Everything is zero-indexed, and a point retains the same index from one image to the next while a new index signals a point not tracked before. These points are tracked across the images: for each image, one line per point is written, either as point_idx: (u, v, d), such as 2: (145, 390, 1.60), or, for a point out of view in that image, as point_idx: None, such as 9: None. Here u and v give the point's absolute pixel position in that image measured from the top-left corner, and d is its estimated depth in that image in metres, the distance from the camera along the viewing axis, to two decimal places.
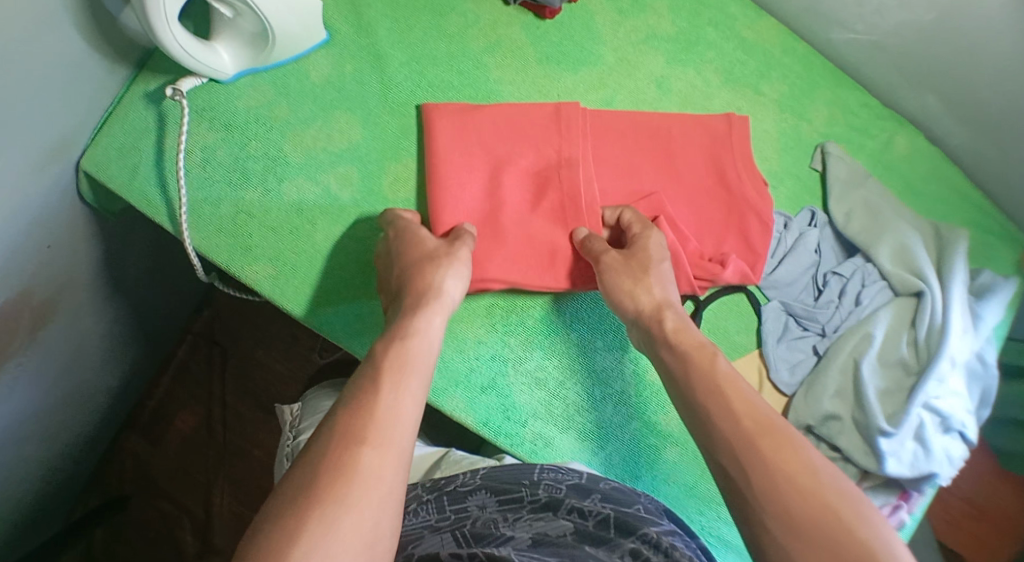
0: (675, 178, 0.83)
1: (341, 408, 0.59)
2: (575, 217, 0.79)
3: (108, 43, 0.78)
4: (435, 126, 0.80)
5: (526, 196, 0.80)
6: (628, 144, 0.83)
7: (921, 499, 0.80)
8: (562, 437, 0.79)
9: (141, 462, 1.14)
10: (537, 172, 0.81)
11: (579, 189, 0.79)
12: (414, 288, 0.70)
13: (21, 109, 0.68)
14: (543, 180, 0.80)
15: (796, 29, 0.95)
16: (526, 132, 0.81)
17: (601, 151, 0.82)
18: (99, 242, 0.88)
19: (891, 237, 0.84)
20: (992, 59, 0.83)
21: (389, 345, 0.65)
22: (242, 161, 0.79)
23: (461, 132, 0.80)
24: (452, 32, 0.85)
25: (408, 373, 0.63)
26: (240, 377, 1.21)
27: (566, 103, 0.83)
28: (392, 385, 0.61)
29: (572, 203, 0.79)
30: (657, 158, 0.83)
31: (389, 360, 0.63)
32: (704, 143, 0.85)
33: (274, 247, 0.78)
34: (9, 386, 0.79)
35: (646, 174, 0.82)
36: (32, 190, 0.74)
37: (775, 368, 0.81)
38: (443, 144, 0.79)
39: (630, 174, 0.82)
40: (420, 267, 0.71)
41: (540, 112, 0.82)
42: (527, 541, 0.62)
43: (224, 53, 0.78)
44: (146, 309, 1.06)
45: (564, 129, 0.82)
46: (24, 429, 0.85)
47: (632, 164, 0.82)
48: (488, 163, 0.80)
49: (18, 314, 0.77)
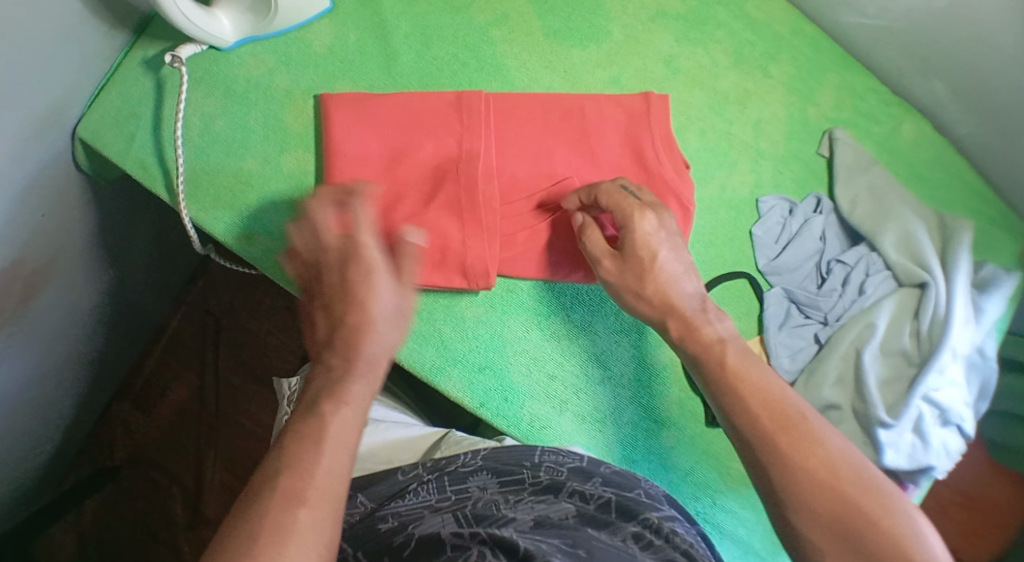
0: (591, 167, 0.79)
1: (272, 464, 0.55)
2: (471, 212, 0.75)
3: (106, 5, 0.76)
4: (330, 115, 0.77)
5: (421, 188, 0.76)
6: (540, 130, 0.79)
7: (916, 490, 0.80)
8: (559, 418, 0.78)
9: (132, 432, 1.13)
10: (435, 162, 0.77)
11: (474, 181, 0.76)
12: (358, 325, 0.64)
13: (15, 70, 0.67)
14: (440, 173, 0.76)
15: (807, 12, 0.93)
16: (424, 121, 0.77)
17: (512, 137, 0.78)
18: (94, 210, 0.87)
19: (898, 227, 0.83)
20: (1003, 48, 0.82)
21: (330, 393, 0.60)
22: (241, 130, 0.78)
23: (355, 122, 0.77)
24: (458, 4, 0.83)
25: (340, 425, 0.58)
26: (233, 347, 1.20)
27: (568, 96, 0.81)
28: (321, 441, 0.56)
29: (468, 196, 0.75)
30: (571, 145, 0.79)
31: (332, 418, 0.58)
32: (622, 128, 0.80)
33: (273, 219, 0.77)
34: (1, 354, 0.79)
35: (558, 162, 0.78)
36: (27, 156, 0.73)
37: (775, 354, 0.80)
38: (337, 133, 0.76)
39: (540, 162, 0.78)
40: (354, 302, 0.65)
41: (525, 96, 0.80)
42: (529, 522, 0.61)
43: (225, 21, 0.76)
44: (140, 280, 1.05)
45: (463, 117, 0.78)
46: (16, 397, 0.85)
47: (544, 146, 0.78)
48: (384, 154, 0.76)
49: (11, 280, 0.76)
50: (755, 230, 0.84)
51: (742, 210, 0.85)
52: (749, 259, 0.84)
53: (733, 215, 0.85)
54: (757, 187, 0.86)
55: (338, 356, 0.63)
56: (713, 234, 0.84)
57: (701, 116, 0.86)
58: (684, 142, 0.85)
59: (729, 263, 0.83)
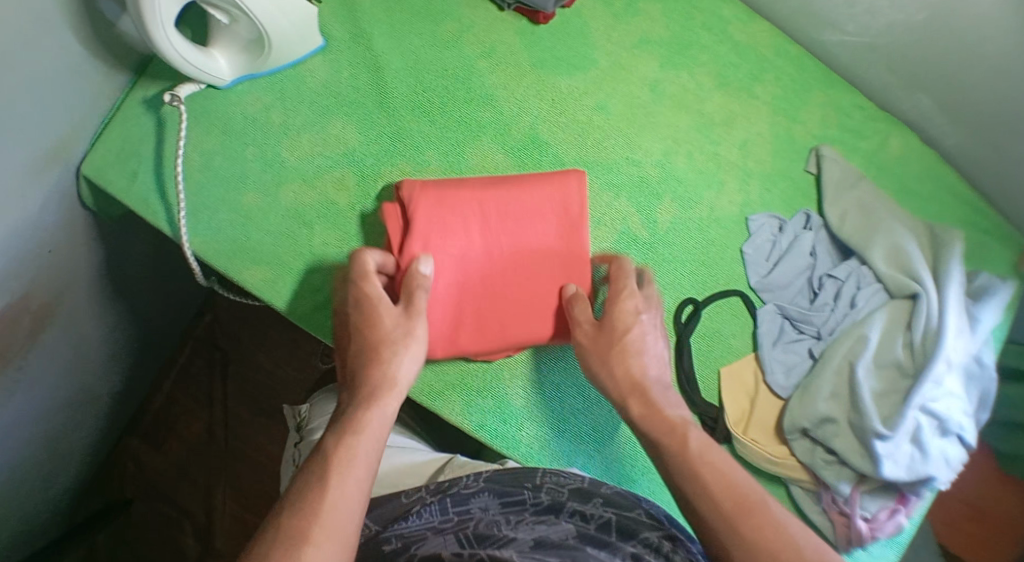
0: (511, 292, 0.77)
1: None
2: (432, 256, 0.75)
3: (107, 49, 0.79)
4: (560, 179, 0.79)
5: (442, 222, 0.75)
6: (479, 227, 0.77)
7: (918, 502, 0.80)
8: (558, 439, 0.79)
9: (143, 468, 1.15)
10: (469, 206, 0.77)
11: (466, 243, 0.76)
12: (369, 374, 0.66)
13: (19, 115, 0.69)
14: (453, 220, 0.76)
15: (790, 34, 0.95)
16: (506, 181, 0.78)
17: (508, 211, 0.77)
18: (99, 247, 0.89)
19: (887, 240, 0.84)
20: (985, 59, 0.83)
21: (338, 438, 0.62)
22: (239, 166, 0.80)
23: (525, 211, 0.78)
24: (446, 37, 0.85)
25: (354, 464, 0.60)
26: (241, 381, 1.21)
27: (581, 210, 0.79)
28: (336, 484, 0.58)
29: (446, 248, 0.75)
30: (515, 270, 0.77)
31: (341, 450, 0.61)
32: (561, 277, 0.78)
33: (273, 250, 0.79)
34: (9, 393, 0.81)
35: (498, 271, 0.77)
36: (32, 197, 0.75)
37: (769, 371, 0.81)
38: (515, 203, 0.78)
39: (483, 264, 0.77)
40: (371, 347, 0.68)
41: (575, 210, 0.79)
42: (529, 542, 0.61)
43: (222, 60, 0.79)
44: (148, 316, 1.07)
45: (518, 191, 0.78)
46: (24, 433, 0.87)
47: (524, 240, 0.78)
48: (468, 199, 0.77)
49: (17, 319, 0.78)
50: (746, 249, 0.85)
51: (732, 229, 0.86)
52: (742, 277, 0.85)
53: (724, 234, 0.86)
54: (747, 206, 0.87)
55: (353, 400, 0.65)
56: (704, 253, 0.85)
57: (688, 138, 0.88)
58: (673, 164, 0.87)
59: (721, 281, 0.85)
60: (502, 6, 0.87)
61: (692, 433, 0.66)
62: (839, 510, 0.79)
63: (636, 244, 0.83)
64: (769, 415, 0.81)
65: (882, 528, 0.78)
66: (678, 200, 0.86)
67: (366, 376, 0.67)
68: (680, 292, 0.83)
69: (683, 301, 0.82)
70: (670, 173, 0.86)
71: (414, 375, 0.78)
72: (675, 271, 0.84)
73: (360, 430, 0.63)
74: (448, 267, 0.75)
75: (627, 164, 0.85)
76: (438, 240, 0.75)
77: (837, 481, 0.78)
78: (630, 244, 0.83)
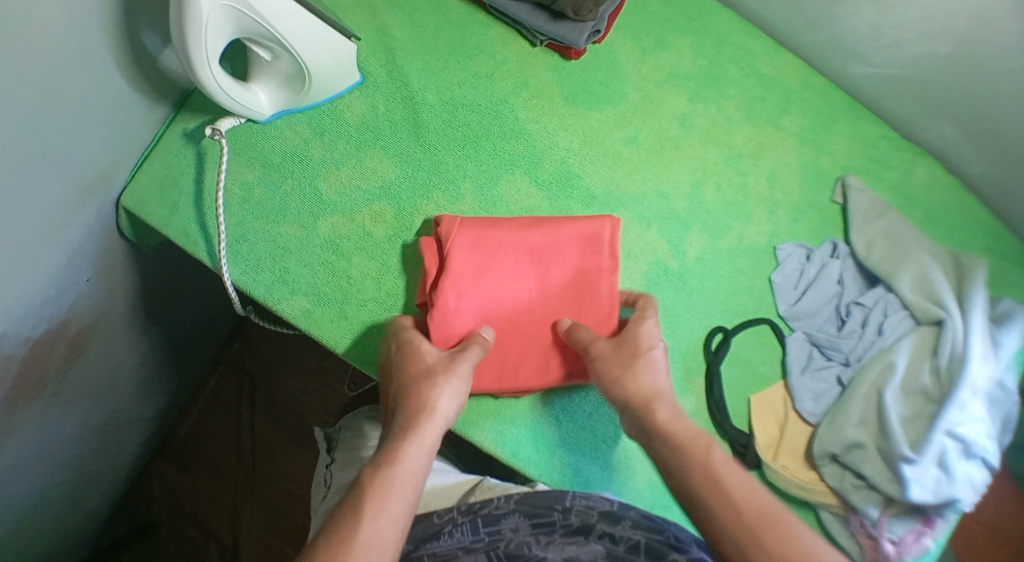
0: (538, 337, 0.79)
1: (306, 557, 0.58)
2: (466, 293, 0.77)
3: (150, 84, 0.81)
4: (595, 224, 0.80)
5: (475, 263, 0.77)
6: (511, 270, 0.78)
7: (944, 524, 0.80)
8: (590, 467, 0.81)
9: (169, 491, 1.17)
10: (506, 249, 0.78)
11: (499, 285, 0.78)
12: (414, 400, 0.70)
13: (62, 148, 0.72)
14: (485, 262, 0.78)
15: (815, 65, 0.97)
16: (539, 224, 0.80)
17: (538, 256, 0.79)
18: (137, 275, 0.92)
19: (913, 268, 0.85)
20: (1006, 88, 0.84)
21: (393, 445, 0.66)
22: (279, 198, 0.82)
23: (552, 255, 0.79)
24: (481, 73, 0.87)
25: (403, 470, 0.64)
26: (268, 406, 1.23)
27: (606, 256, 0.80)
28: (388, 484, 0.63)
29: (477, 285, 0.77)
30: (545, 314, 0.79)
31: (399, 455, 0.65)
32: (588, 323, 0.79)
33: (311, 281, 0.81)
34: (41, 419, 0.83)
35: (525, 317, 0.79)
36: (71, 225, 0.77)
37: (798, 398, 0.83)
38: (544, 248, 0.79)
39: (507, 303, 0.78)
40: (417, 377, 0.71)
41: (600, 258, 0.80)
42: None
43: (262, 95, 0.81)
44: (181, 344, 1.09)
45: (550, 232, 0.79)
46: (53, 456, 0.88)
47: (550, 287, 0.79)
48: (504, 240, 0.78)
49: (52, 345, 0.80)
50: (774, 277, 0.87)
51: (760, 258, 0.88)
52: (770, 305, 0.87)
53: (752, 263, 0.88)
54: (774, 235, 0.89)
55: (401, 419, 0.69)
56: (732, 282, 0.87)
57: (716, 169, 0.89)
58: (702, 195, 0.88)
59: (750, 309, 0.87)
60: (534, 42, 0.89)
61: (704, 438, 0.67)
62: (868, 534, 0.79)
63: (667, 274, 0.85)
64: (799, 439, 0.83)
65: (908, 550, 0.79)
66: (707, 230, 0.88)
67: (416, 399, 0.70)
68: (710, 320, 0.85)
69: (713, 330, 0.84)
70: (699, 203, 0.88)
71: None
72: (704, 300, 0.86)
73: (408, 462, 0.65)
74: (480, 308, 0.78)
75: (657, 195, 0.87)
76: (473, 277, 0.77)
77: (865, 505, 0.79)
78: (660, 274, 0.85)
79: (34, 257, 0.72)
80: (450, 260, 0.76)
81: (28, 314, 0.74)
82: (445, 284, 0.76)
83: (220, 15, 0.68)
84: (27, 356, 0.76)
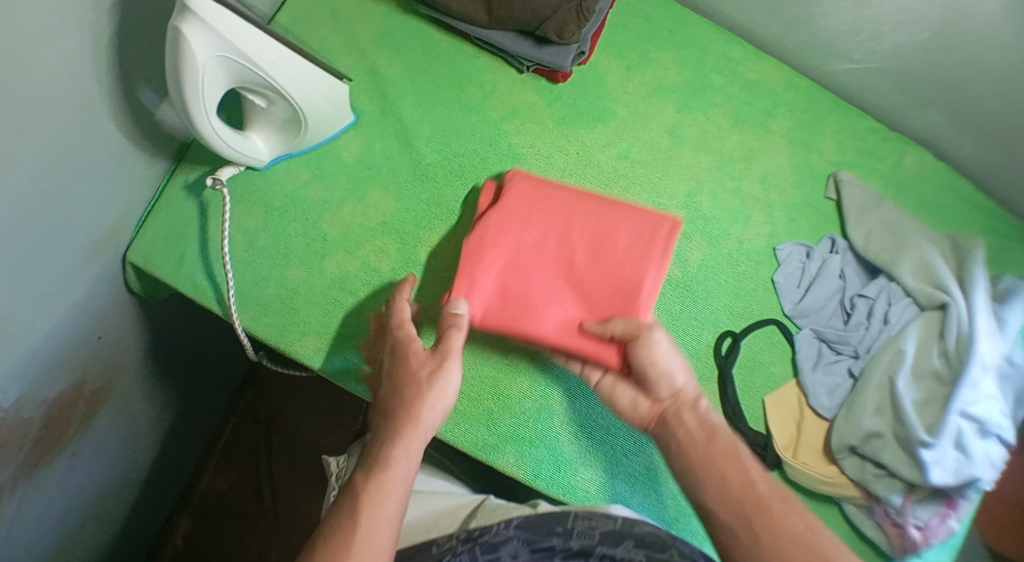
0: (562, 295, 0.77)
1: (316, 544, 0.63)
2: (508, 232, 0.78)
3: (149, 140, 0.83)
4: (660, 218, 0.78)
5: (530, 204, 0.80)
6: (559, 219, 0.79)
7: (966, 504, 0.81)
8: (612, 481, 0.81)
9: (192, 545, 1.18)
10: (561, 200, 0.80)
11: (544, 229, 0.79)
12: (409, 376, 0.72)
13: (67, 211, 0.73)
14: (541, 203, 0.80)
15: (797, 66, 0.99)
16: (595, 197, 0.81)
17: (585, 217, 0.79)
18: (148, 329, 0.93)
19: (912, 255, 0.86)
20: (986, 72, 0.87)
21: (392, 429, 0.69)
22: (283, 243, 0.83)
23: (598, 223, 0.79)
24: (471, 103, 0.89)
25: (400, 462, 0.68)
26: (285, 451, 1.23)
27: (657, 243, 0.77)
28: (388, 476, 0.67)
29: (522, 227, 0.79)
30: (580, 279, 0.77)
31: (395, 447, 0.68)
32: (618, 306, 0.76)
33: (322, 320, 0.82)
34: (63, 479, 0.84)
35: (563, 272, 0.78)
36: (80, 286, 0.78)
37: (813, 394, 0.84)
38: (594, 215, 0.79)
39: (546, 249, 0.78)
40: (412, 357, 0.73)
41: (654, 242, 0.77)
42: None
43: (259, 142, 0.83)
44: (195, 393, 1.10)
45: (603, 202, 0.80)
46: (77, 512, 0.89)
47: (595, 251, 0.78)
48: (562, 193, 0.80)
49: (68, 407, 0.81)
50: (777, 278, 0.88)
51: (762, 259, 0.90)
52: (777, 305, 0.89)
53: (754, 265, 0.89)
54: (773, 236, 0.91)
55: (397, 399, 0.71)
56: (737, 285, 0.88)
57: (710, 176, 0.91)
58: (699, 203, 0.90)
59: (756, 310, 0.88)
60: (521, 68, 0.91)
61: (720, 435, 0.71)
62: (893, 522, 0.80)
63: (671, 283, 0.87)
64: (816, 437, 0.83)
65: (935, 534, 0.79)
66: (707, 237, 0.89)
67: (412, 382, 0.71)
68: (718, 325, 0.87)
69: (722, 334, 0.86)
70: (697, 212, 0.90)
71: (464, 435, 0.80)
72: (710, 305, 0.87)
73: (395, 459, 0.68)
74: (517, 244, 0.78)
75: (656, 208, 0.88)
76: (517, 213, 0.79)
77: (888, 494, 0.79)
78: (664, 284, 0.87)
79: (44, 322, 0.74)
80: (511, 191, 0.80)
81: (41, 378, 0.75)
82: (495, 212, 0.79)
83: (214, 67, 0.69)
84: (45, 418, 0.77)
